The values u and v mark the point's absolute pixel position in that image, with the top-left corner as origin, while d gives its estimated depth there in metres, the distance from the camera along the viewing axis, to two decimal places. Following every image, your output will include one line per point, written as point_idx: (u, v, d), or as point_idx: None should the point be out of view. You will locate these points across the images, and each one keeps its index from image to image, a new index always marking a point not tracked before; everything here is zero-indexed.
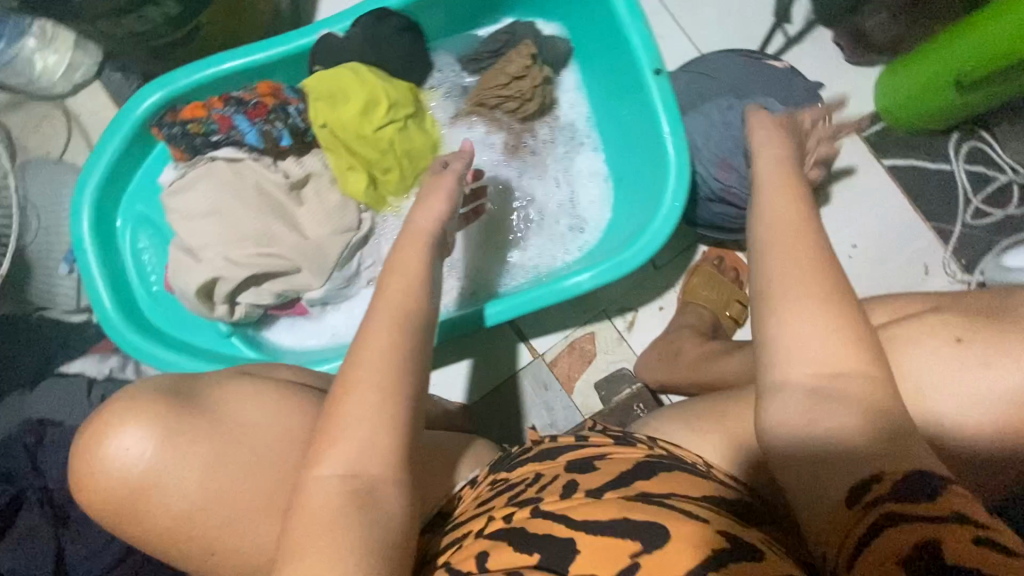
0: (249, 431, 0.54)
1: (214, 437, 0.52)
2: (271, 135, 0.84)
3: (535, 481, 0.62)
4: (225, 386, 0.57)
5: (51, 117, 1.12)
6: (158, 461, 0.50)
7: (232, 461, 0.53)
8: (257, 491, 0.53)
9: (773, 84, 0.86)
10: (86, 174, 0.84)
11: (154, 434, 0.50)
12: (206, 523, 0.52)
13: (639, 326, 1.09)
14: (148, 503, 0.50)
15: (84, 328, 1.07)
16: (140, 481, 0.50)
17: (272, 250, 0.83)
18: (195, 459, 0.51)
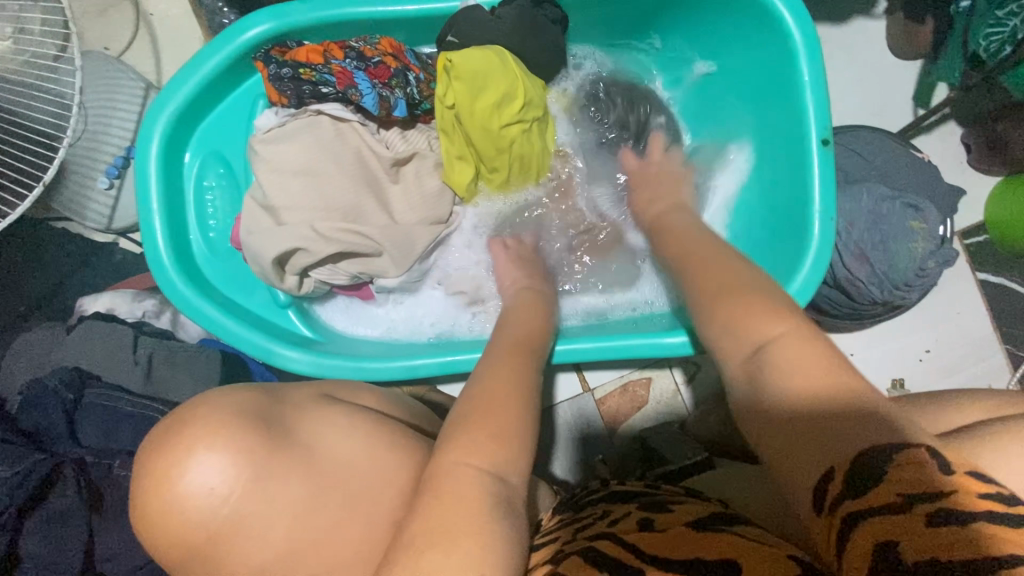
0: (339, 473, 0.52)
1: (305, 479, 0.49)
2: (388, 102, 0.75)
3: (605, 518, 0.60)
4: (308, 417, 0.53)
5: (119, 7, 0.99)
6: (243, 506, 0.46)
7: (322, 509, 0.50)
8: (345, 543, 0.50)
9: (924, 178, 0.81)
10: (167, 92, 0.73)
11: (241, 474, 0.45)
12: (287, 574, 0.49)
13: (697, 383, 1.03)
14: (229, 552, 0.46)
15: (112, 252, 0.97)
16: (222, 525, 0.45)
17: (361, 230, 0.74)
18: (288, 504, 0.48)
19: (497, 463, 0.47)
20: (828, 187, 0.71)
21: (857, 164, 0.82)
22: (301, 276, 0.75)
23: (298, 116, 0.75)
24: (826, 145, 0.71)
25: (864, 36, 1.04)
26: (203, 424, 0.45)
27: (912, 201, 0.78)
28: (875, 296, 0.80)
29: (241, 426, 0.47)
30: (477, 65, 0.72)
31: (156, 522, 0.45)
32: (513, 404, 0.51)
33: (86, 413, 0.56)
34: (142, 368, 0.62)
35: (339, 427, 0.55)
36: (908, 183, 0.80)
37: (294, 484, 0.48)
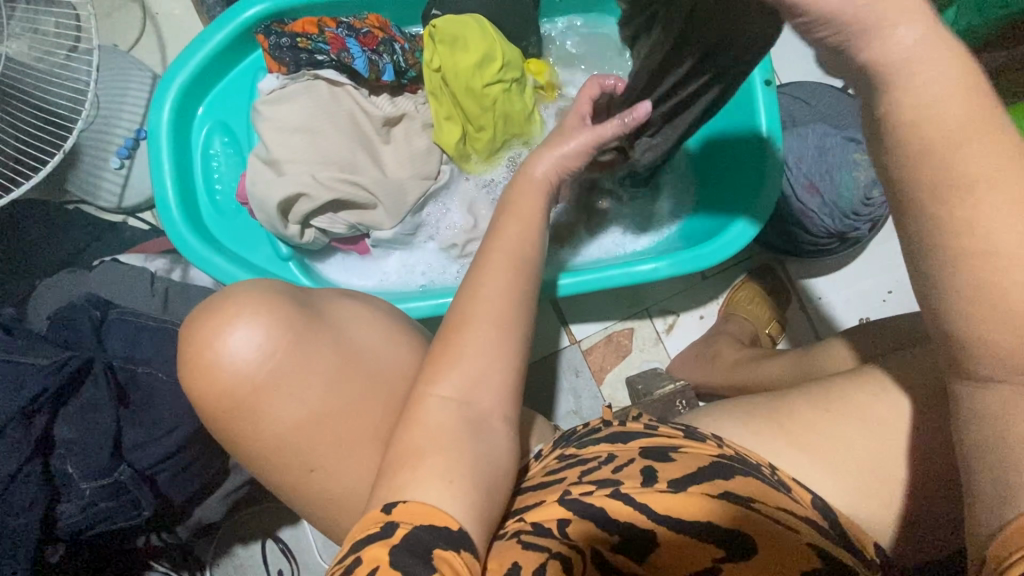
0: (360, 350, 0.57)
1: (331, 352, 0.56)
2: (377, 66, 0.83)
3: (608, 461, 0.56)
4: (339, 303, 0.60)
5: (127, 9, 1.07)
6: (270, 370, 0.53)
7: (346, 379, 0.56)
8: (364, 415, 0.56)
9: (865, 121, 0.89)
10: (178, 65, 0.81)
11: (269, 340, 0.53)
12: (316, 439, 0.55)
13: (678, 331, 1.10)
14: (262, 408, 0.53)
15: (121, 230, 1.02)
16: (256, 384, 0.53)
17: (357, 179, 0.82)
18: (314, 372, 0.54)
19: (464, 393, 0.53)
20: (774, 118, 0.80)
21: (803, 110, 0.91)
22: (303, 225, 0.81)
23: (296, 81, 0.83)
24: (768, 86, 0.82)
25: None
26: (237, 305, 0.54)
27: (851, 136, 0.86)
28: (828, 225, 0.87)
29: (272, 296, 0.55)
30: (459, 30, 0.81)
31: (202, 382, 0.53)
32: (503, 306, 0.56)
33: (112, 325, 0.61)
34: (159, 299, 0.68)
35: (356, 312, 0.60)
36: (849, 125, 0.88)
37: (318, 354, 0.55)
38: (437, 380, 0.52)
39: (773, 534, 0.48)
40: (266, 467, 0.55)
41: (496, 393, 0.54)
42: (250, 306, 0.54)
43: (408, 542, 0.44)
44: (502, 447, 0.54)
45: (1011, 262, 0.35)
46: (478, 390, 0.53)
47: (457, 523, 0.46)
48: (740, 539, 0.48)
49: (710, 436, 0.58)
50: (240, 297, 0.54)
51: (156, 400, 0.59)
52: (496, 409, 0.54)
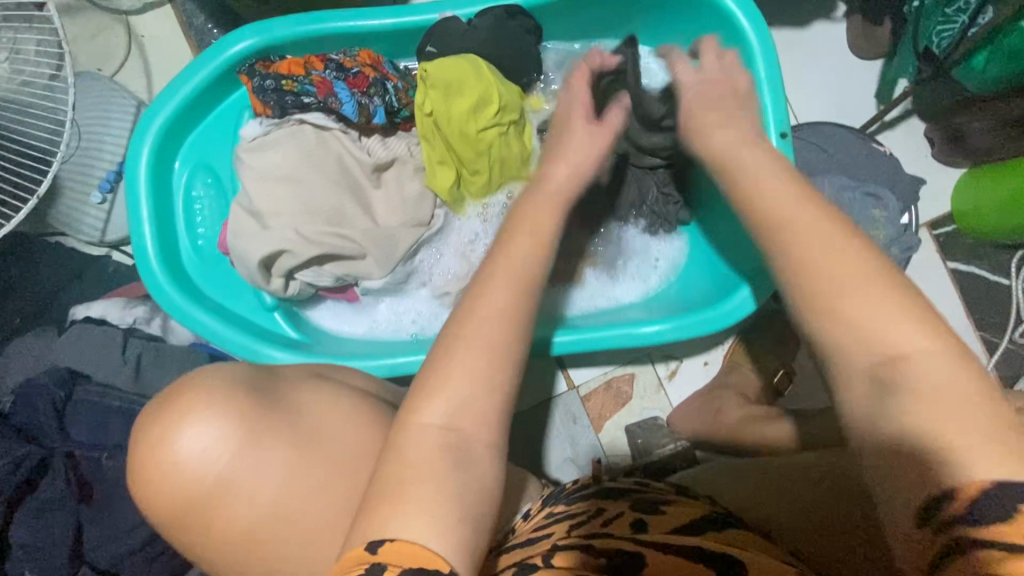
0: (326, 437, 0.52)
1: (294, 442, 0.50)
2: (367, 109, 0.78)
3: (598, 513, 0.54)
4: (302, 386, 0.56)
5: (111, 32, 1.03)
6: (229, 468, 0.48)
7: (310, 472, 0.50)
8: (329, 510, 0.50)
9: (880, 169, 0.84)
10: (156, 105, 0.77)
11: (228, 433, 0.48)
12: (277, 540, 0.49)
13: (680, 377, 1.05)
14: (218, 509, 0.48)
15: (105, 265, 0.99)
16: (212, 484, 0.47)
17: (344, 232, 0.78)
18: (275, 467, 0.49)
19: (450, 416, 0.45)
20: None
21: (820, 158, 0.85)
22: (286, 278, 0.77)
23: (282, 125, 0.78)
24: (784, 137, 0.76)
25: (827, 39, 1.08)
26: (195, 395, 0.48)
27: (867, 191, 0.81)
28: None
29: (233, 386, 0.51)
30: (453, 74, 0.76)
31: (151, 482, 0.47)
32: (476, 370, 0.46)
33: (76, 408, 0.58)
34: (131, 367, 0.64)
35: (328, 398, 0.56)
36: (863, 181, 0.83)
37: (280, 445, 0.50)
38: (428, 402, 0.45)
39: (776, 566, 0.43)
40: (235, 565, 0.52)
41: None
42: (214, 397, 0.49)
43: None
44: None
45: None
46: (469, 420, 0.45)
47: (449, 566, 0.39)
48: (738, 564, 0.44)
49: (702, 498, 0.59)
50: (200, 389, 0.49)
51: (118, 492, 0.56)
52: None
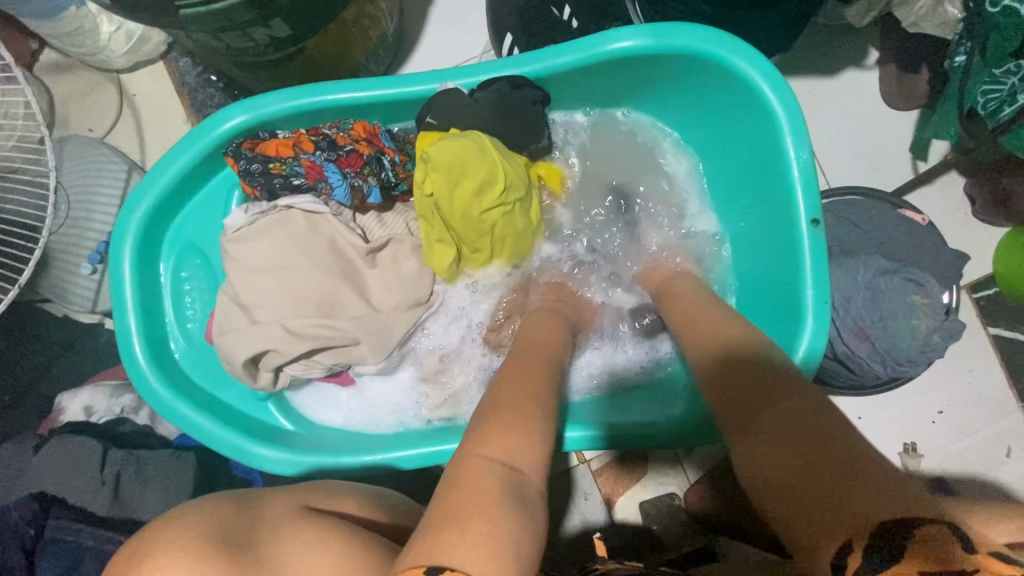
0: None
1: None
2: (361, 191, 0.74)
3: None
4: (282, 533, 0.49)
5: (102, 91, 0.99)
6: None
7: None
8: None
9: (919, 244, 0.77)
10: (142, 189, 0.73)
11: None
12: None
13: (698, 451, 0.99)
14: None
15: (96, 334, 0.96)
16: None
17: (334, 324, 0.73)
18: None
19: (511, 453, 0.45)
20: (819, 270, 0.70)
21: (853, 235, 0.79)
22: (276, 372, 0.73)
23: (268, 210, 0.73)
24: (816, 225, 0.70)
25: (856, 89, 1.01)
26: (161, 549, 0.42)
27: (905, 275, 0.74)
28: (877, 372, 0.76)
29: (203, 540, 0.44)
30: (453, 155, 0.71)
31: None
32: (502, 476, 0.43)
33: (45, 548, 0.55)
34: (109, 488, 0.60)
35: (312, 546, 0.48)
36: (900, 261, 0.76)
37: None
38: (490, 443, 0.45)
39: None
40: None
41: None
42: (185, 551, 0.42)
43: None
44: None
45: None
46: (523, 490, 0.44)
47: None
48: None
49: None
50: (170, 537, 0.43)
51: None
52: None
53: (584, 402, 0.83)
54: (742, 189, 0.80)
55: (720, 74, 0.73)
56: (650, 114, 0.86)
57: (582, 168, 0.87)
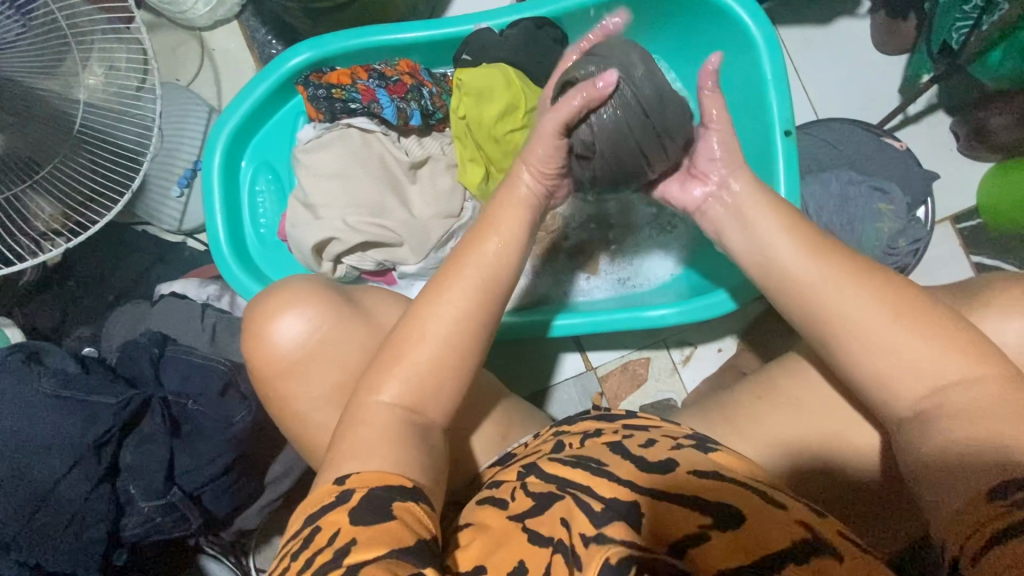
0: None
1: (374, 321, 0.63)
2: (405, 113, 0.88)
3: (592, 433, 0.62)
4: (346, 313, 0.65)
5: (187, 45, 1.17)
6: (310, 343, 0.62)
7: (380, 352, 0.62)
8: None
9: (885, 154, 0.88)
10: (229, 111, 0.90)
11: (305, 317, 0.63)
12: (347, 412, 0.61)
13: (694, 363, 1.11)
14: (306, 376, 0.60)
15: (181, 249, 1.14)
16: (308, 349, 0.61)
17: (383, 222, 0.87)
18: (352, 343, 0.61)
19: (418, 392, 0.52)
20: (792, 174, 0.80)
21: (829, 154, 0.89)
22: (335, 263, 0.89)
23: (332, 128, 0.90)
24: (789, 135, 0.80)
25: (850, 34, 1.09)
26: (277, 289, 0.65)
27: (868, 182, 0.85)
28: None
29: (313, 286, 0.65)
30: (484, 82, 0.84)
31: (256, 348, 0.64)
32: (468, 299, 0.55)
33: (168, 363, 0.69)
34: (208, 332, 0.77)
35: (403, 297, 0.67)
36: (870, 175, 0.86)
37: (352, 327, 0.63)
38: (381, 388, 0.53)
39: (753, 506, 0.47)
40: (304, 433, 0.63)
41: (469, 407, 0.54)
42: (288, 294, 0.64)
43: (365, 502, 0.45)
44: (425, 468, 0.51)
45: (906, 367, 0.50)
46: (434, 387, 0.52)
47: (411, 482, 0.48)
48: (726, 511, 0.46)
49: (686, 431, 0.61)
50: (281, 284, 0.66)
51: (207, 429, 0.66)
52: (438, 428, 0.54)
53: (582, 300, 0.97)
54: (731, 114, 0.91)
55: (711, 7, 0.85)
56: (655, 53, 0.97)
57: None
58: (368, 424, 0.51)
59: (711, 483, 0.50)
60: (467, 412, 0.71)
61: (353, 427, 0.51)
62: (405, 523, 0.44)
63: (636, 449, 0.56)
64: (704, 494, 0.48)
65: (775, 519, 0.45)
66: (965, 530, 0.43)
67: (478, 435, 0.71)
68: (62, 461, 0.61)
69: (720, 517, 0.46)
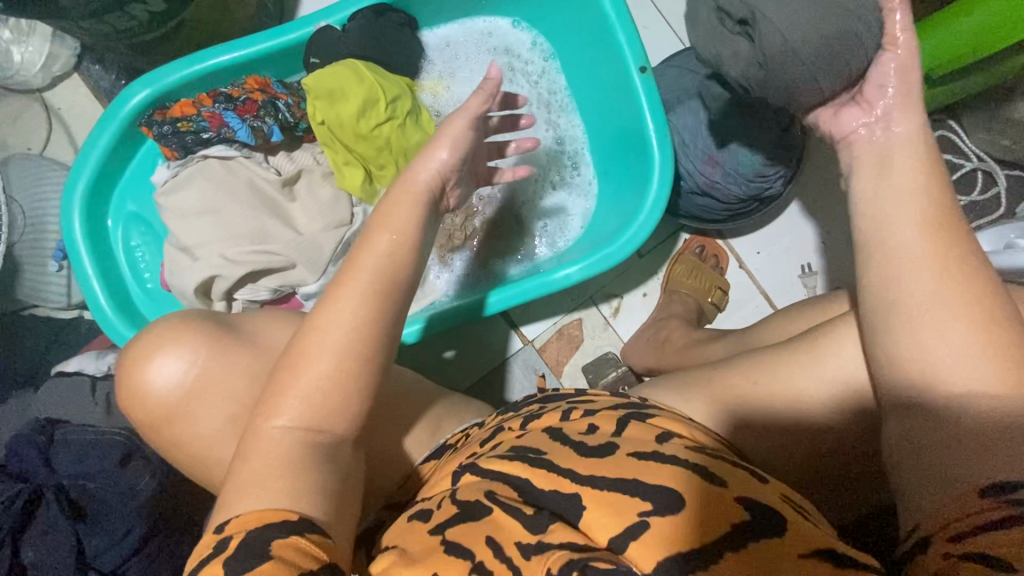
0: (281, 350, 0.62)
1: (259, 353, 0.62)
2: (262, 131, 0.84)
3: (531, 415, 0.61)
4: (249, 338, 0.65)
5: (30, 111, 1.09)
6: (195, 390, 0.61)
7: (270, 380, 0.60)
8: None
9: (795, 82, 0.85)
10: (75, 171, 0.84)
11: (184, 368, 0.60)
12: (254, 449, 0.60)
13: (624, 312, 1.12)
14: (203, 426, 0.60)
15: (78, 325, 1.07)
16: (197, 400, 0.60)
17: (267, 247, 0.84)
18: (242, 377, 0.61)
19: (315, 419, 0.51)
20: (655, 109, 0.80)
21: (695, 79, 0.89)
22: (228, 299, 0.85)
23: (188, 163, 0.86)
24: (645, 71, 0.80)
25: None
26: (152, 329, 0.62)
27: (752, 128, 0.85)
28: (737, 193, 0.87)
29: (190, 326, 0.62)
30: (333, 83, 0.81)
31: (139, 406, 0.61)
32: (358, 307, 0.53)
33: (59, 447, 0.66)
34: (102, 406, 0.72)
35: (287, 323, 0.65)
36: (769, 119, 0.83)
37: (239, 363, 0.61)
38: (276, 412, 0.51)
39: (695, 486, 0.45)
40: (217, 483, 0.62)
41: (354, 419, 0.53)
42: (155, 336, 0.62)
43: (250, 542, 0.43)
44: (333, 487, 0.50)
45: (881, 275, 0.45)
46: (321, 412, 0.51)
47: (296, 514, 0.47)
48: (665, 496, 0.44)
49: (639, 404, 0.59)
50: (157, 321, 0.64)
51: (113, 504, 0.63)
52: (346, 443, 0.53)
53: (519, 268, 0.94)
54: (590, 63, 0.90)
55: None
56: (504, 20, 0.97)
57: (466, 57, 0.98)
58: (261, 454, 0.49)
59: (661, 467, 0.47)
60: (389, 416, 0.70)
61: (245, 464, 0.49)
62: (286, 561, 0.43)
63: (571, 435, 0.54)
64: (643, 477, 0.46)
65: (718, 505, 0.43)
66: (943, 517, 0.40)
67: (407, 437, 0.70)
68: None
69: (657, 505, 0.44)
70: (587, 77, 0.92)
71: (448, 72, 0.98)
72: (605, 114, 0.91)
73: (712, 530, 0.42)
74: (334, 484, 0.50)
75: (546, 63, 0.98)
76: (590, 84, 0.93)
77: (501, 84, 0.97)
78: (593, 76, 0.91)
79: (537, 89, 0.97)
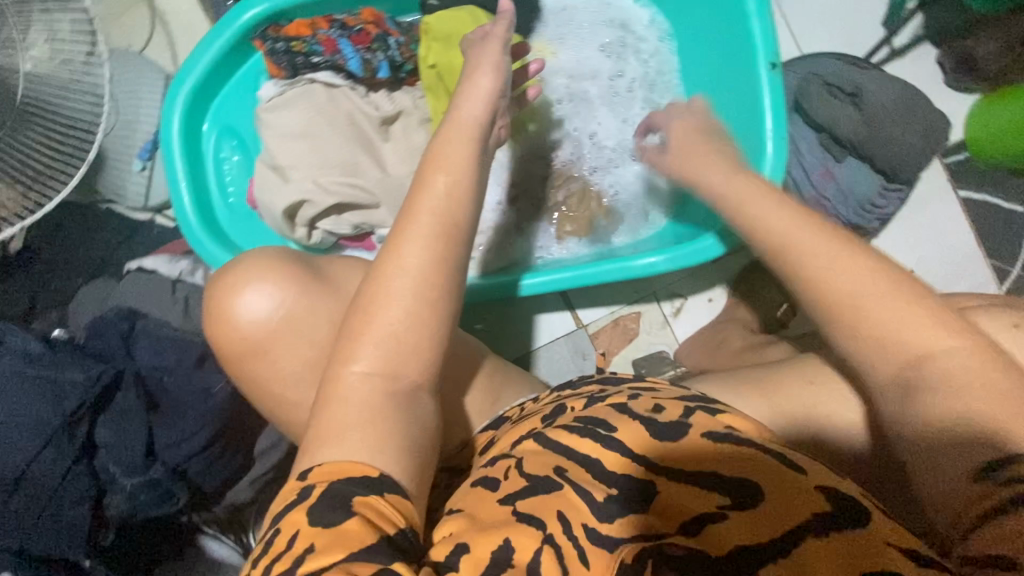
0: None
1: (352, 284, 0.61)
2: (371, 64, 0.84)
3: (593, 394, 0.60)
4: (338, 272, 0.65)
5: (137, 8, 1.10)
6: (282, 307, 0.60)
7: None
8: None
9: (930, 127, 0.80)
10: (183, 72, 0.84)
11: (274, 290, 0.60)
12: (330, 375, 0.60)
13: (685, 314, 1.10)
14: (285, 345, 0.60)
15: (151, 227, 1.09)
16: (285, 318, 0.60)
17: (356, 182, 0.84)
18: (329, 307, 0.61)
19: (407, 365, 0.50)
20: (777, 107, 0.77)
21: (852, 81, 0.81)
22: (310, 228, 0.85)
23: (295, 84, 0.85)
24: (774, 68, 0.77)
25: None
26: (243, 259, 0.62)
27: (864, 154, 0.81)
28: (843, 215, 0.84)
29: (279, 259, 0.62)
30: (452, 27, 0.80)
31: (222, 319, 0.61)
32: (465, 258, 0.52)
33: (139, 337, 0.67)
34: (180, 305, 0.74)
35: None
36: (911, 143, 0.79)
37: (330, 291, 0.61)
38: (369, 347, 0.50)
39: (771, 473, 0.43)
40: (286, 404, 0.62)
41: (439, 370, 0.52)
42: (242, 265, 0.62)
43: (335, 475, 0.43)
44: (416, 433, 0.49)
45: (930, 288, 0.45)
46: (413, 358, 0.50)
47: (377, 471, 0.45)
48: (741, 482, 0.42)
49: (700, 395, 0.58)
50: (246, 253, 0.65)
51: (184, 402, 0.65)
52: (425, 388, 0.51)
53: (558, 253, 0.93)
54: (712, 52, 0.87)
55: None
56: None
57: (579, 27, 0.96)
58: (351, 387, 0.49)
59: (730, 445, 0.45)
60: (455, 371, 0.69)
61: (334, 394, 0.49)
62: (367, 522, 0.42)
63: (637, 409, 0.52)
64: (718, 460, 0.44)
65: (791, 488, 0.42)
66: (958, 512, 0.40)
67: (469, 396, 0.70)
68: (34, 440, 0.59)
69: (740, 494, 0.42)
70: (705, 66, 0.89)
71: (562, 37, 0.96)
72: (716, 107, 0.88)
73: (796, 519, 0.40)
74: (416, 432, 0.49)
75: (662, 45, 0.94)
76: (706, 73, 0.89)
77: (611, 60, 0.95)
78: (712, 66, 0.88)
79: (647, 70, 0.94)
